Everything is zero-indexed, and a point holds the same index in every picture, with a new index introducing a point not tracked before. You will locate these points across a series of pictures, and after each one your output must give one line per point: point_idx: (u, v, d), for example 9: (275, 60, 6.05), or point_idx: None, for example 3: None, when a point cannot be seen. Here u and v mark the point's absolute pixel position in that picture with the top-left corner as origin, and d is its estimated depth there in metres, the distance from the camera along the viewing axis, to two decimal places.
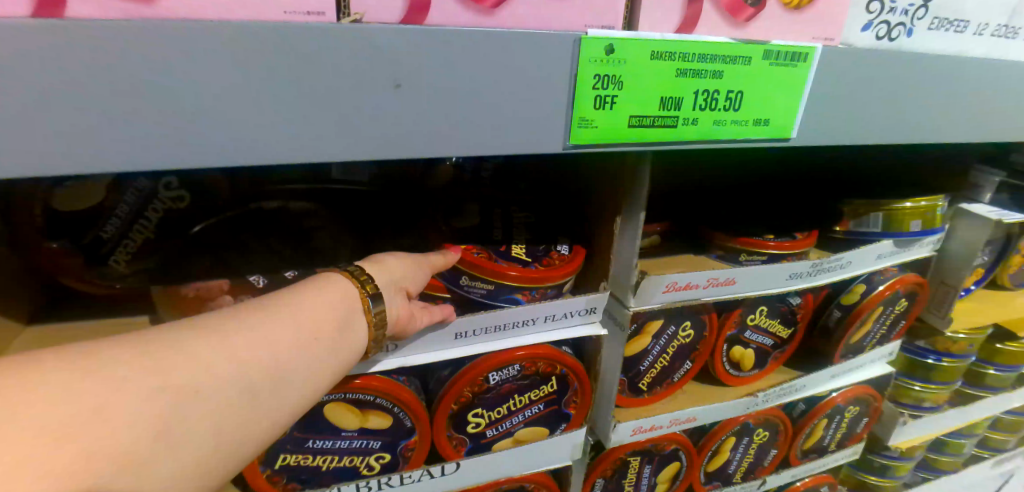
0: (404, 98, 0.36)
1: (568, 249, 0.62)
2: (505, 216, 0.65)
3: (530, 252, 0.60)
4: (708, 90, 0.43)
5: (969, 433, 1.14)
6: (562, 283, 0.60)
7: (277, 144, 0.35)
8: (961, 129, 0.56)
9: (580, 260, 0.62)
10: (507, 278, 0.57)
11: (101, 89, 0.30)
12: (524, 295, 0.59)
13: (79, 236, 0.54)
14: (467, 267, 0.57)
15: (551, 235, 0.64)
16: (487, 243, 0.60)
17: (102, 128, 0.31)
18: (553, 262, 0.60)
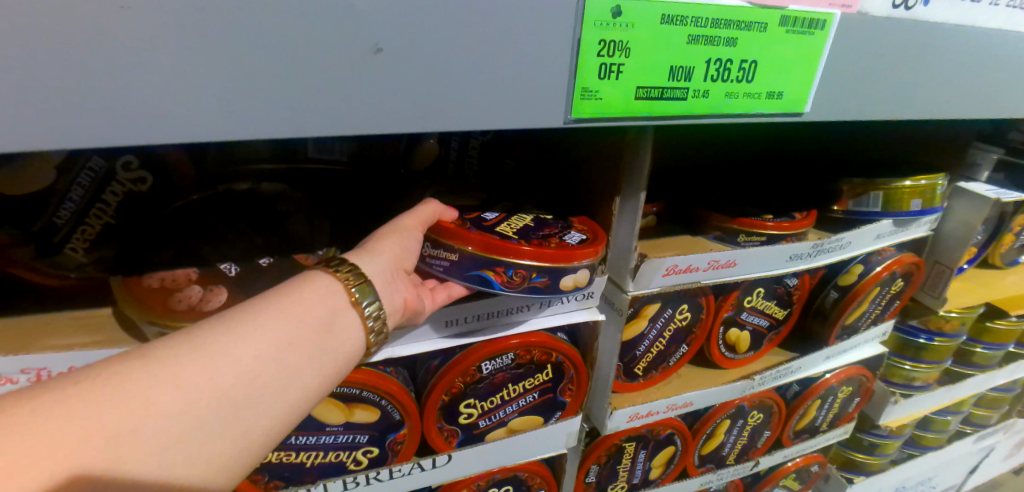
0: (387, 65, 0.32)
1: (576, 237, 0.54)
2: (512, 209, 0.60)
3: (522, 231, 0.53)
4: (719, 58, 0.40)
5: (954, 410, 1.15)
6: (544, 269, 0.51)
7: (244, 118, 0.30)
8: (970, 105, 0.53)
9: (582, 245, 0.53)
10: (472, 247, 0.50)
11: (39, 64, 0.26)
12: (498, 276, 0.51)
13: (28, 222, 0.49)
14: (439, 235, 0.52)
15: (567, 224, 0.57)
16: (478, 223, 0.54)
17: (47, 108, 0.27)
18: (548, 242, 0.52)
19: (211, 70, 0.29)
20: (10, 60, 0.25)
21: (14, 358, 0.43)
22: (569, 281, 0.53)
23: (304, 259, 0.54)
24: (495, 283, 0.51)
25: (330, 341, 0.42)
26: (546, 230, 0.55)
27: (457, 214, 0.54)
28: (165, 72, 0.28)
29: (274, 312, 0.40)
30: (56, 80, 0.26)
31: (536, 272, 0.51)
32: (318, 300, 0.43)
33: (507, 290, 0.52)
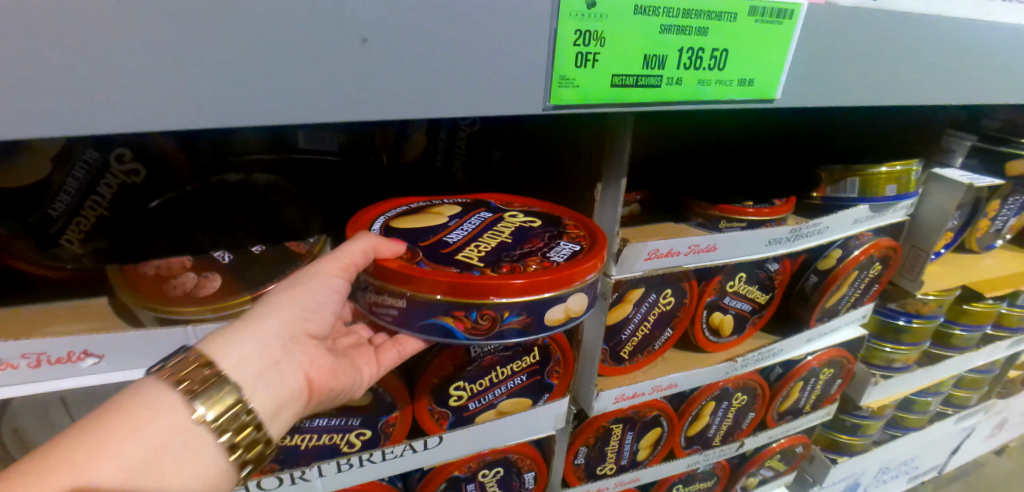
0: (372, 54, 0.34)
1: (558, 257, 0.51)
2: (484, 224, 0.55)
3: (489, 259, 0.49)
4: (691, 47, 0.42)
5: (934, 391, 1.18)
6: (519, 305, 0.47)
7: (235, 106, 0.32)
8: (937, 93, 0.55)
9: (564, 265, 0.49)
10: (428, 292, 0.46)
11: (42, 57, 0.27)
12: (462, 323, 0.48)
13: (25, 214, 0.50)
14: (384, 281, 0.48)
15: (548, 240, 0.53)
16: (435, 255, 0.50)
17: (48, 99, 0.28)
18: (524, 269, 0.48)
19: (203, 60, 0.30)
20: (21, 49, 0.27)
21: (13, 344, 0.44)
22: (550, 316, 0.49)
23: (296, 246, 0.54)
24: (460, 331, 0.48)
25: (186, 458, 0.40)
26: (520, 252, 0.51)
27: (401, 246, 0.49)
28: (160, 62, 0.29)
29: (123, 433, 0.38)
30: (58, 73, 0.28)
31: (510, 310, 0.47)
32: (172, 413, 0.40)
33: (475, 336, 0.48)
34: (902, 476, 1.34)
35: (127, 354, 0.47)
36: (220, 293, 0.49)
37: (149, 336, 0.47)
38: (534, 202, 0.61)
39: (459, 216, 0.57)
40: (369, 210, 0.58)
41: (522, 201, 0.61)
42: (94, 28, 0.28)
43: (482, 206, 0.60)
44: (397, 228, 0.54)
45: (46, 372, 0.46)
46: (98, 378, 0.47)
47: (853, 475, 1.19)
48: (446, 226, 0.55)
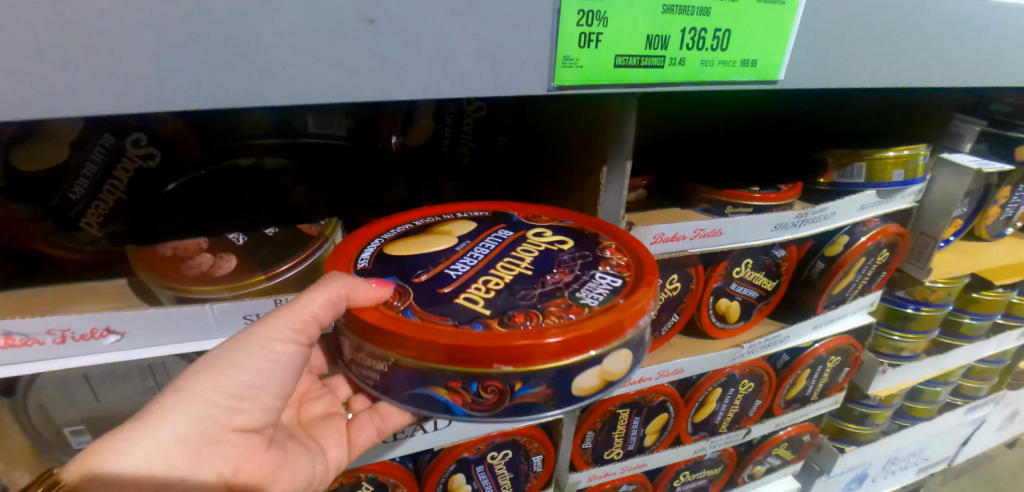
0: (379, 35, 0.35)
1: (583, 304, 0.45)
2: (497, 250, 0.51)
3: (495, 307, 0.45)
4: (694, 27, 0.42)
5: (944, 381, 1.18)
6: (528, 375, 0.42)
7: (251, 85, 0.33)
8: (942, 75, 0.56)
9: (586, 317, 0.44)
10: (421, 357, 0.42)
11: (67, 37, 0.29)
12: (461, 398, 0.43)
13: (46, 198, 0.52)
14: (370, 337, 0.44)
15: (572, 275, 0.48)
16: (430, 301, 0.45)
17: (73, 79, 0.30)
18: (539, 324, 0.43)
19: (217, 40, 0.31)
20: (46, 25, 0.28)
21: (38, 319, 0.46)
22: (567, 389, 0.44)
23: (307, 228, 0.55)
24: (458, 407, 0.43)
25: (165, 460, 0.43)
26: (535, 293, 0.46)
27: (380, 291, 0.45)
28: (176, 41, 0.31)
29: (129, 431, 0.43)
30: (82, 54, 0.29)
31: (520, 381, 0.42)
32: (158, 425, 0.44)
33: (477, 412, 0.43)
34: (911, 467, 1.34)
35: (150, 333, 0.49)
36: (236, 273, 0.51)
37: (170, 314, 0.49)
38: (566, 214, 0.58)
39: (471, 238, 0.53)
40: (354, 236, 0.54)
41: (551, 212, 0.58)
42: (115, 9, 0.29)
43: (502, 223, 0.56)
44: (387, 259, 0.50)
45: (69, 348, 0.48)
46: (119, 353, 0.49)
47: (861, 465, 1.19)
48: (446, 254, 0.51)
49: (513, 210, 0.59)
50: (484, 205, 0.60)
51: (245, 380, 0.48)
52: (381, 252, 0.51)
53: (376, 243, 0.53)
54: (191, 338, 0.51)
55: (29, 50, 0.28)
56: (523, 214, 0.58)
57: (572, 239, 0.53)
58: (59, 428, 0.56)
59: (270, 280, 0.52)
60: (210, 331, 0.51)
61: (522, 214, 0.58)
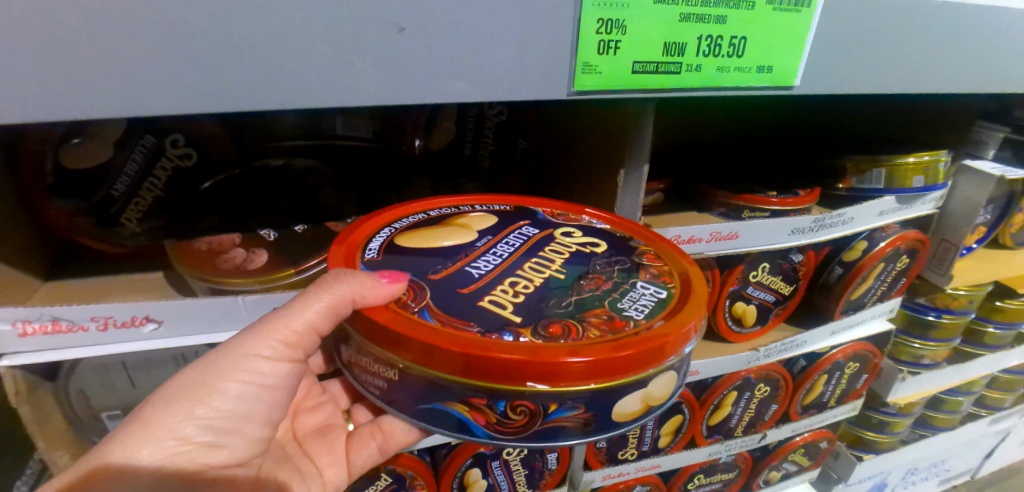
0: (409, 42, 0.37)
1: (627, 318, 0.45)
2: (520, 250, 0.52)
3: (527, 315, 0.45)
4: (711, 35, 0.44)
5: (966, 391, 1.16)
6: (567, 396, 0.42)
7: (289, 89, 0.36)
8: (960, 82, 0.56)
9: (631, 334, 0.44)
10: (450, 369, 0.41)
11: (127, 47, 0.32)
12: (483, 418, 0.43)
13: (90, 194, 0.55)
14: (388, 344, 0.43)
15: (609, 286, 0.49)
16: (454, 306, 0.45)
17: (131, 85, 0.32)
18: (577, 339, 0.43)
19: (260, 47, 0.34)
20: (109, 34, 0.31)
21: (83, 307, 0.49)
22: (604, 412, 0.44)
23: (335, 226, 0.57)
24: (479, 427, 0.43)
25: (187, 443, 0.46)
26: (571, 301, 0.46)
27: (388, 292, 0.45)
28: (223, 48, 0.33)
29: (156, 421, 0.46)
30: (140, 60, 0.32)
31: (556, 404, 0.42)
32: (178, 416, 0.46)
33: (500, 433, 0.43)
34: (932, 478, 1.32)
35: (182, 322, 0.53)
36: (268, 266, 0.53)
37: (202, 305, 0.52)
38: (597, 215, 0.59)
39: (492, 234, 0.54)
40: (363, 224, 0.55)
41: (579, 211, 0.60)
42: (169, 21, 0.32)
43: (525, 220, 0.57)
44: (398, 251, 0.51)
45: (112, 334, 0.51)
46: (156, 341, 0.53)
47: (880, 474, 1.17)
48: (458, 252, 0.51)
49: (540, 209, 0.60)
50: (505, 197, 0.61)
51: (222, 408, 0.49)
52: (390, 243, 0.52)
53: (385, 234, 0.54)
54: (222, 329, 0.54)
55: (93, 57, 0.31)
56: (549, 213, 0.59)
57: (602, 242, 0.54)
58: (97, 412, 0.60)
59: (298, 275, 0.54)
60: (239, 321, 0.54)
61: (548, 212, 0.59)
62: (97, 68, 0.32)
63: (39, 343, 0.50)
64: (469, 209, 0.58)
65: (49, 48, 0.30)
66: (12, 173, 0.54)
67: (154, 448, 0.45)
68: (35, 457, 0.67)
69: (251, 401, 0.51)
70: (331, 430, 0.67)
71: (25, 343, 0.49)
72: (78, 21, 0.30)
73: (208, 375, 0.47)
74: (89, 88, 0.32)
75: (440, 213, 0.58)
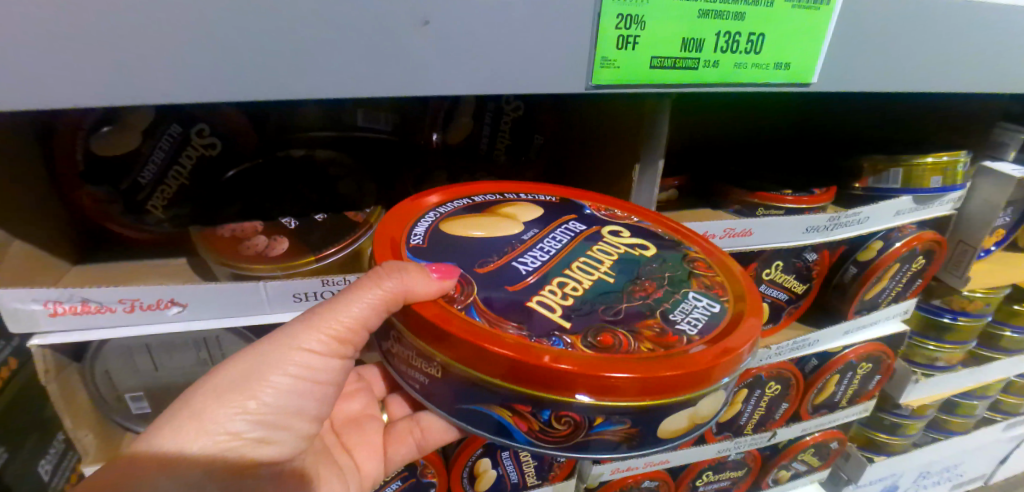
0: (432, 35, 0.38)
1: (680, 332, 0.45)
2: (567, 248, 0.51)
3: (577, 322, 0.45)
4: (729, 31, 0.44)
5: (980, 395, 1.15)
6: (615, 411, 0.42)
7: (314, 79, 0.37)
8: (981, 81, 0.56)
9: (683, 351, 0.43)
10: (499, 373, 0.42)
11: (161, 35, 0.33)
12: (525, 425, 0.43)
13: (118, 181, 0.57)
14: (437, 341, 0.43)
15: (660, 294, 0.48)
16: (504, 305, 0.45)
17: (166, 73, 0.34)
18: (629, 352, 0.43)
19: (288, 37, 0.35)
20: (146, 22, 0.32)
21: (111, 290, 0.51)
22: (649, 428, 0.44)
23: (353, 215, 0.58)
24: (520, 432, 0.44)
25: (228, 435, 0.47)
26: (622, 309, 0.46)
27: (437, 288, 0.45)
28: (254, 38, 0.35)
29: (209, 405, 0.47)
30: (175, 48, 0.34)
31: (602, 417, 0.42)
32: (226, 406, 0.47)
33: (542, 441, 0.44)
34: (944, 483, 1.31)
35: (206, 306, 0.54)
36: (289, 253, 0.55)
37: (227, 288, 0.53)
38: (643, 214, 0.59)
39: (539, 227, 0.54)
40: (408, 210, 0.55)
41: (626, 207, 0.59)
42: (202, 11, 0.33)
43: (570, 215, 0.57)
44: (439, 239, 0.52)
45: (139, 316, 0.53)
46: (180, 324, 0.54)
47: (890, 477, 1.17)
48: (505, 245, 0.51)
49: (584, 202, 0.60)
50: (550, 187, 0.61)
51: (272, 401, 0.50)
52: (435, 230, 0.53)
53: (429, 221, 0.54)
54: (243, 313, 0.56)
55: (130, 44, 0.33)
56: (593, 206, 0.59)
57: (647, 243, 0.53)
58: (120, 393, 0.62)
59: (317, 263, 0.55)
60: (262, 306, 0.55)
61: (592, 207, 0.59)
62: (133, 55, 0.33)
63: (68, 322, 0.52)
64: (512, 197, 0.59)
65: (92, 35, 0.32)
66: (48, 158, 0.56)
67: (206, 441, 0.46)
68: (59, 436, 0.70)
69: (293, 395, 0.51)
70: (366, 421, 0.70)
71: (56, 322, 0.51)
72: (116, 10, 0.32)
73: (261, 364, 0.49)
74: (127, 74, 0.33)
75: (483, 199, 0.58)
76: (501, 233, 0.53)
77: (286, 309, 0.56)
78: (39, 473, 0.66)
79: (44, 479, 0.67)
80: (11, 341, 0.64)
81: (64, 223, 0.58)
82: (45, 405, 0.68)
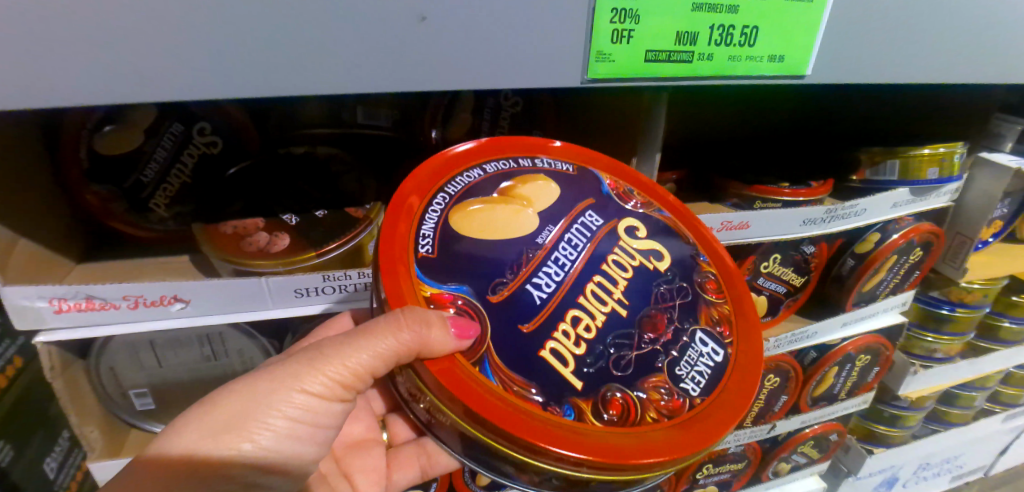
0: (429, 31, 0.38)
1: (684, 392, 0.47)
2: (583, 261, 0.51)
3: (588, 382, 0.46)
4: (723, 24, 0.44)
5: (980, 386, 1.16)
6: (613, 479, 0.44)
7: (313, 76, 0.38)
8: (979, 71, 0.56)
9: (687, 419, 0.46)
10: (511, 446, 0.42)
11: (171, 32, 0.34)
12: (525, 478, 0.45)
13: (121, 180, 0.58)
14: (450, 402, 0.43)
15: (668, 337, 0.49)
16: (516, 350, 0.45)
17: (169, 71, 0.35)
18: (635, 421, 0.45)
19: (287, 33, 0.36)
20: (149, 21, 0.33)
21: (116, 286, 0.52)
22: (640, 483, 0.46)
23: (354, 211, 0.59)
24: (519, 482, 0.45)
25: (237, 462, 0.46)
26: (631, 358, 0.47)
27: (456, 341, 0.44)
28: (255, 34, 0.35)
29: (224, 434, 0.45)
30: (175, 47, 0.34)
31: (599, 483, 0.44)
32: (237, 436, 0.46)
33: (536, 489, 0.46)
34: (944, 474, 1.31)
35: (212, 301, 0.55)
36: (289, 250, 0.56)
37: (227, 284, 0.54)
38: (664, 199, 0.59)
39: (556, 226, 0.52)
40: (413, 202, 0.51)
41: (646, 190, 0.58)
42: (210, 10, 0.34)
43: (590, 199, 0.55)
44: (450, 244, 0.49)
45: (143, 312, 0.54)
46: (185, 319, 0.55)
47: (890, 468, 1.17)
48: (521, 252, 0.50)
49: (603, 174, 0.58)
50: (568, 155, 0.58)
51: (267, 444, 0.48)
52: (446, 230, 0.50)
53: (439, 208, 0.51)
54: (249, 308, 0.56)
55: (133, 43, 0.34)
56: (613, 185, 0.57)
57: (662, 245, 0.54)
58: (125, 390, 0.62)
59: (319, 257, 0.56)
60: (264, 302, 0.57)
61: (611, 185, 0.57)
62: (143, 51, 0.34)
63: (75, 319, 0.52)
64: (529, 164, 0.56)
65: (97, 33, 0.33)
66: (52, 157, 0.56)
67: (213, 466, 0.45)
68: (65, 434, 0.71)
69: (296, 437, 0.50)
70: (370, 446, 0.71)
71: (63, 319, 0.52)
72: (126, 8, 0.33)
73: (262, 405, 0.47)
74: (131, 72, 0.34)
75: (496, 169, 0.54)
76: (517, 232, 0.51)
77: (286, 305, 0.57)
78: (46, 471, 0.67)
79: (50, 476, 0.67)
80: (16, 340, 0.65)
81: (68, 220, 0.59)
82: (52, 402, 0.69)
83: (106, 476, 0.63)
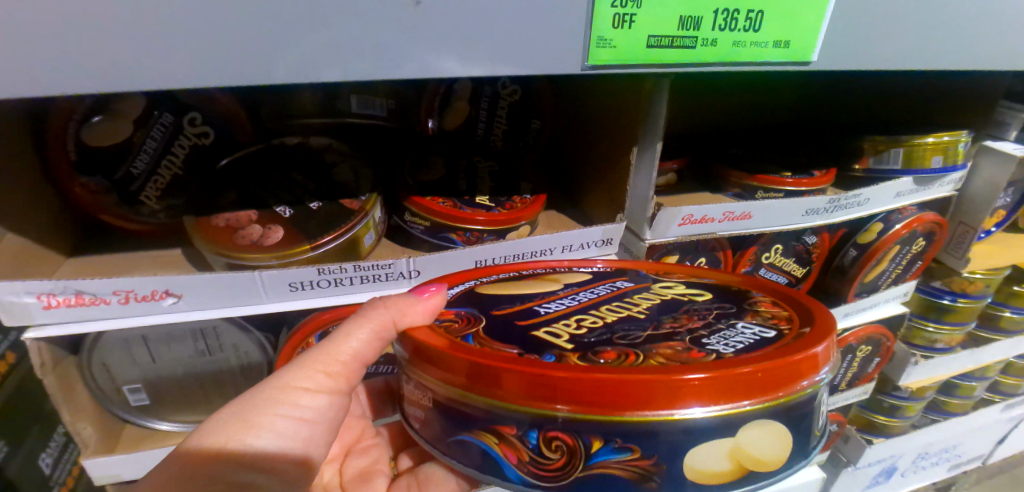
0: (424, 15, 0.37)
1: (711, 351, 0.41)
2: (601, 298, 0.50)
3: (583, 344, 0.42)
4: (729, 9, 0.43)
5: (979, 376, 1.16)
6: (611, 433, 0.38)
7: (304, 62, 0.36)
8: (989, 59, 0.55)
9: (704, 362, 0.39)
10: (492, 392, 0.39)
11: (163, 17, 0.32)
12: (513, 456, 0.40)
13: (110, 171, 0.57)
14: (434, 369, 0.43)
15: (702, 324, 0.45)
16: (502, 330, 0.45)
17: (152, 58, 0.33)
18: (632, 361, 0.40)
19: (274, 17, 0.34)
20: (129, 6, 0.32)
21: (107, 281, 0.50)
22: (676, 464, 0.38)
23: (349, 203, 0.58)
24: (511, 465, 0.40)
25: (238, 461, 0.44)
26: (642, 336, 0.43)
27: (420, 304, 0.47)
28: (240, 18, 0.34)
29: (223, 427, 0.44)
30: (158, 33, 0.33)
31: (599, 440, 0.38)
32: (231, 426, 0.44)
33: (552, 478, 0.40)
34: (942, 463, 1.31)
35: (206, 296, 0.53)
36: (286, 241, 0.54)
37: (226, 277, 0.53)
38: (710, 274, 0.57)
39: (579, 285, 0.53)
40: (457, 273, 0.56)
41: (686, 269, 0.57)
42: None
43: (620, 276, 0.56)
44: (473, 296, 0.51)
45: (134, 308, 0.52)
46: (177, 314, 0.54)
47: (890, 458, 1.17)
48: (534, 295, 0.51)
49: (642, 268, 0.58)
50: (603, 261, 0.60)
51: (268, 447, 0.45)
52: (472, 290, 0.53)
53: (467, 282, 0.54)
54: (241, 304, 0.55)
55: (113, 28, 0.32)
56: (649, 271, 0.57)
57: (706, 292, 0.52)
58: (119, 385, 0.61)
59: (314, 251, 0.55)
60: (259, 296, 0.55)
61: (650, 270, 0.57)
62: (125, 38, 0.32)
63: (65, 314, 0.51)
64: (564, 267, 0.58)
65: (74, 18, 0.31)
66: (39, 148, 0.55)
67: (211, 462, 0.43)
68: (60, 430, 0.70)
69: (298, 440, 0.48)
70: (375, 475, 0.64)
71: (51, 315, 0.50)
72: None
73: (253, 392, 0.47)
74: (112, 59, 0.33)
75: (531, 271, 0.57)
76: (534, 289, 0.52)
77: (284, 299, 0.56)
78: (40, 468, 0.66)
79: (45, 472, 0.67)
80: (7, 335, 0.64)
81: (56, 213, 0.57)
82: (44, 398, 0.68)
83: (101, 472, 0.62)
